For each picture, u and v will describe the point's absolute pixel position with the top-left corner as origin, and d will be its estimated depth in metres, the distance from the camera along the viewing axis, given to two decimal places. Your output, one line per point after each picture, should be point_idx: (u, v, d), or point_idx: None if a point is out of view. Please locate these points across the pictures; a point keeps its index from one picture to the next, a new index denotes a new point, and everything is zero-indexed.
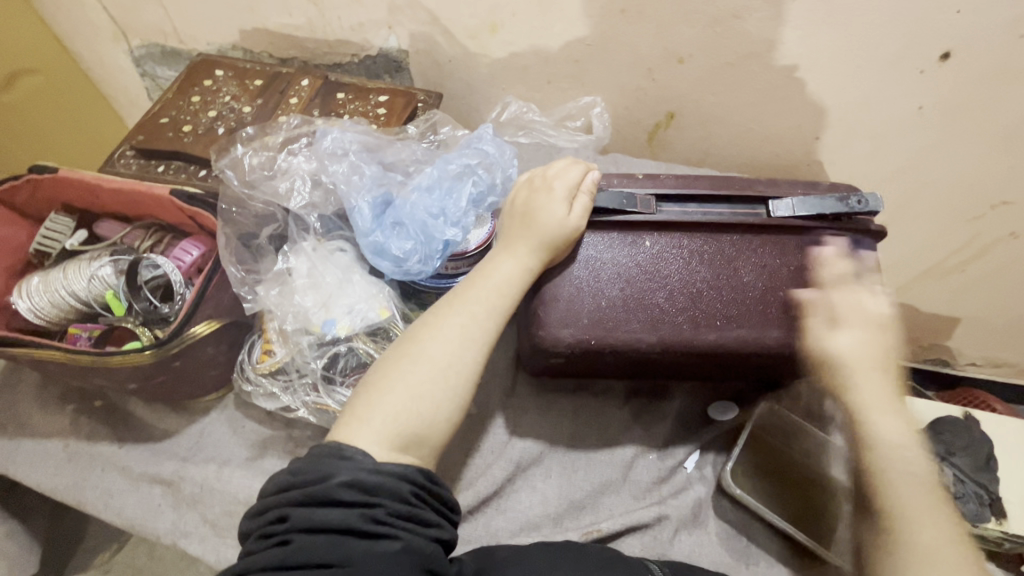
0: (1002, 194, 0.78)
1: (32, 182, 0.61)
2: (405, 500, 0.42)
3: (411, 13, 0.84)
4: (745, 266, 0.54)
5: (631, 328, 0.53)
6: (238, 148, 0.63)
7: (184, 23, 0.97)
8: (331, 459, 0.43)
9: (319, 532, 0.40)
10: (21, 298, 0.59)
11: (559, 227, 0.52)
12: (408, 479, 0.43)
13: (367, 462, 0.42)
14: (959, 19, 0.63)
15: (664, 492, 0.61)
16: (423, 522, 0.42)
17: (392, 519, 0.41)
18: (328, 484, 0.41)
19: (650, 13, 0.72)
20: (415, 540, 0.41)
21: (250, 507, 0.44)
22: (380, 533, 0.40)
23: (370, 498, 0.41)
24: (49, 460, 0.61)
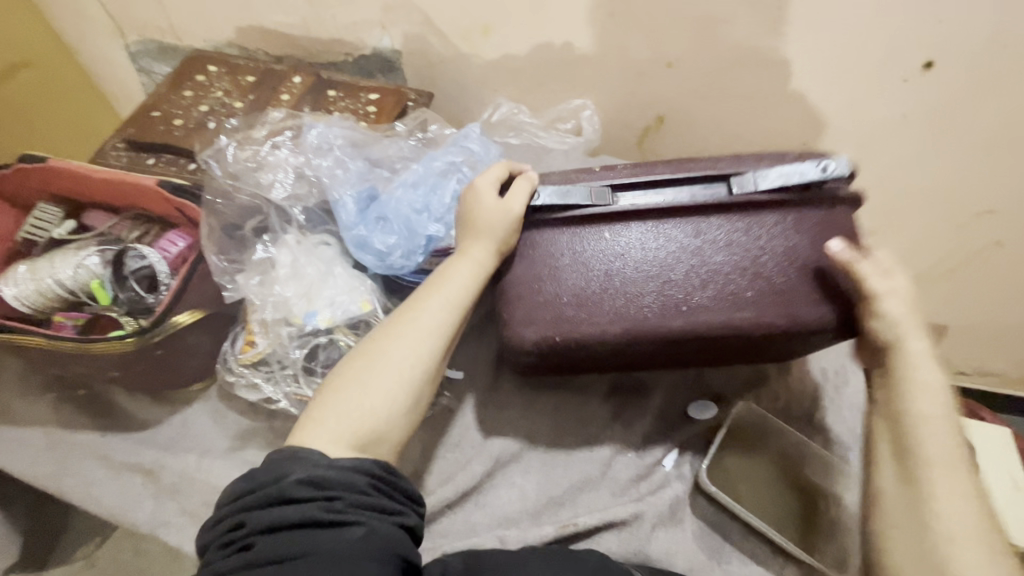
0: (987, 202, 0.79)
1: (21, 170, 0.61)
2: (361, 491, 0.43)
3: (405, 14, 0.85)
4: (714, 249, 0.53)
5: (597, 322, 0.52)
6: (224, 141, 0.64)
7: (182, 19, 0.99)
8: (284, 460, 0.44)
9: (278, 531, 0.40)
10: (7, 285, 0.59)
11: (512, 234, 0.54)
12: (363, 470, 0.44)
13: (321, 458, 0.43)
14: (940, 28, 0.65)
15: (642, 490, 0.61)
16: (384, 509, 0.43)
17: (352, 508, 0.42)
18: (283, 483, 0.42)
19: (638, 17, 0.73)
20: (378, 524, 0.42)
21: (205, 523, 0.44)
22: (339, 521, 0.40)
23: (326, 491, 0.42)
24: (31, 447, 0.61)
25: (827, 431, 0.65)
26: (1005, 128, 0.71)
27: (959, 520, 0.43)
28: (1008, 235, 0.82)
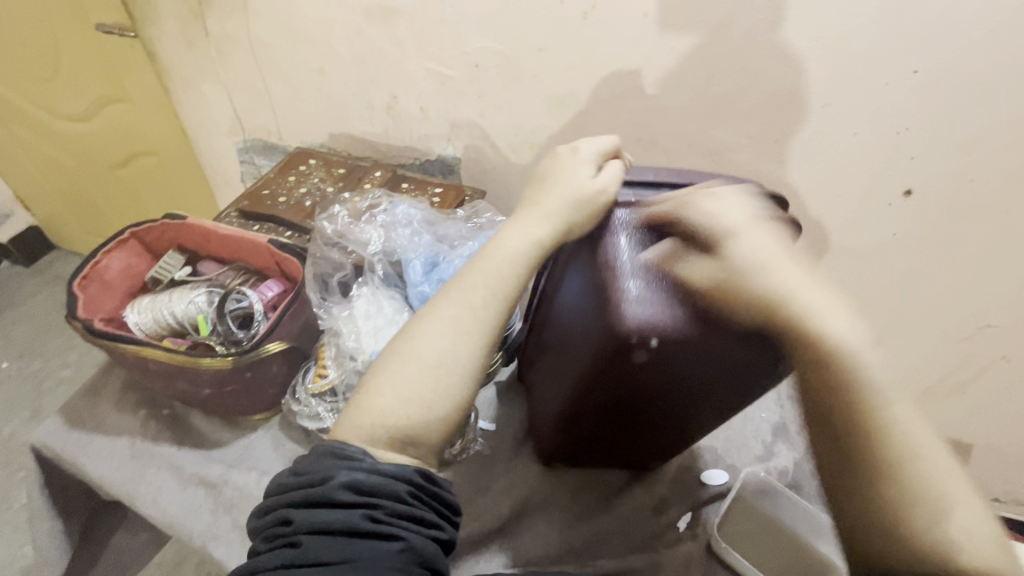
0: (990, 317, 0.87)
1: (165, 225, 0.78)
2: (401, 500, 0.43)
3: (469, 130, 1.05)
4: (561, 322, 0.57)
5: (548, 422, 0.64)
6: (334, 209, 0.81)
7: (288, 126, 1.23)
8: (331, 460, 0.44)
9: (321, 531, 0.40)
10: (132, 313, 0.72)
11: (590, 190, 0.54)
12: (405, 479, 0.44)
13: (366, 464, 0.43)
14: (913, 163, 0.78)
15: (658, 546, 0.65)
16: (422, 522, 0.44)
17: (392, 517, 0.42)
18: (328, 485, 0.42)
19: (660, 141, 0.91)
20: (416, 539, 0.42)
21: (254, 511, 0.45)
22: (380, 531, 0.41)
23: (370, 499, 0.42)
24: (114, 455, 0.70)
25: None
26: (987, 250, 0.81)
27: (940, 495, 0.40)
28: (1013, 350, 0.89)
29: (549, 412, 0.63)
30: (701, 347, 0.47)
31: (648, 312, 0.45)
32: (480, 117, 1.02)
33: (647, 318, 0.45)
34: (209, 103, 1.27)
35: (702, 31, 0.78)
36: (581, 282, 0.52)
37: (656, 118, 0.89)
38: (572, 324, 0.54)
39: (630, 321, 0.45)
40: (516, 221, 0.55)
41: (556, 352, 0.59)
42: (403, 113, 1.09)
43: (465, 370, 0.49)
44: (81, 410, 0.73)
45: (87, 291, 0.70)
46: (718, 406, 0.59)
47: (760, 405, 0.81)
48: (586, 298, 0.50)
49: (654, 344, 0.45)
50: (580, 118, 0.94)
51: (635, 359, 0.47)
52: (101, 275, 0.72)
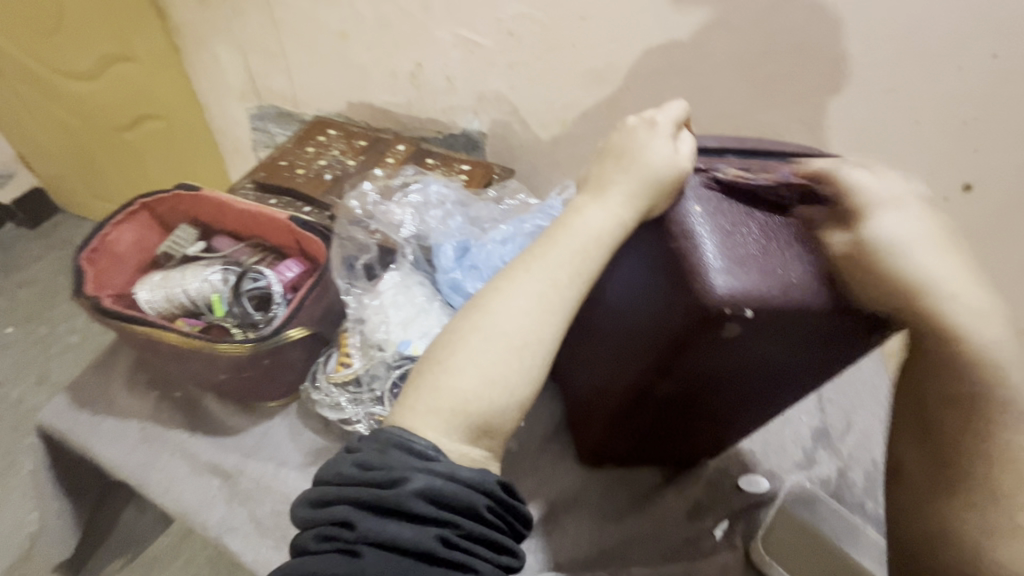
0: None
1: (177, 195, 0.73)
2: (479, 517, 0.39)
3: (497, 104, 0.99)
4: (616, 315, 0.51)
5: (598, 414, 0.59)
6: (365, 185, 0.76)
7: (303, 92, 1.16)
8: (408, 458, 0.39)
9: (389, 546, 0.36)
10: (143, 290, 0.68)
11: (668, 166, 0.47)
12: (486, 492, 0.39)
13: (444, 468, 0.39)
14: None
15: (693, 554, 0.62)
16: (496, 545, 0.39)
17: (466, 542, 0.38)
18: (401, 492, 0.37)
19: (702, 123, 0.85)
20: (488, 569, 0.38)
21: (307, 493, 0.41)
22: (453, 556, 0.37)
23: (445, 515, 0.37)
24: (124, 438, 0.66)
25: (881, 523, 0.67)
26: None
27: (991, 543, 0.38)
28: None
29: (600, 404, 0.58)
30: (792, 323, 0.42)
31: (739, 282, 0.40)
32: (509, 89, 0.96)
33: (739, 288, 0.40)
34: (221, 65, 1.20)
35: (763, 2, 0.71)
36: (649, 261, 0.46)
37: (704, 97, 0.82)
38: (633, 312, 0.49)
39: (718, 292, 0.40)
40: (606, 195, 0.48)
41: (608, 349, 0.53)
42: (427, 82, 1.02)
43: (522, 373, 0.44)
44: (89, 389, 0.70)
45: (95, 266, 0.66)
46: (768, 404, 0.56)
47: (802, 408, 0.77)
48: (652, 278, 0.45)
49: (748, 316, 0.40)
50: (618, 96, 0.87)
51: (722, 336, 0.42)
52: (110, 249, 0.68)
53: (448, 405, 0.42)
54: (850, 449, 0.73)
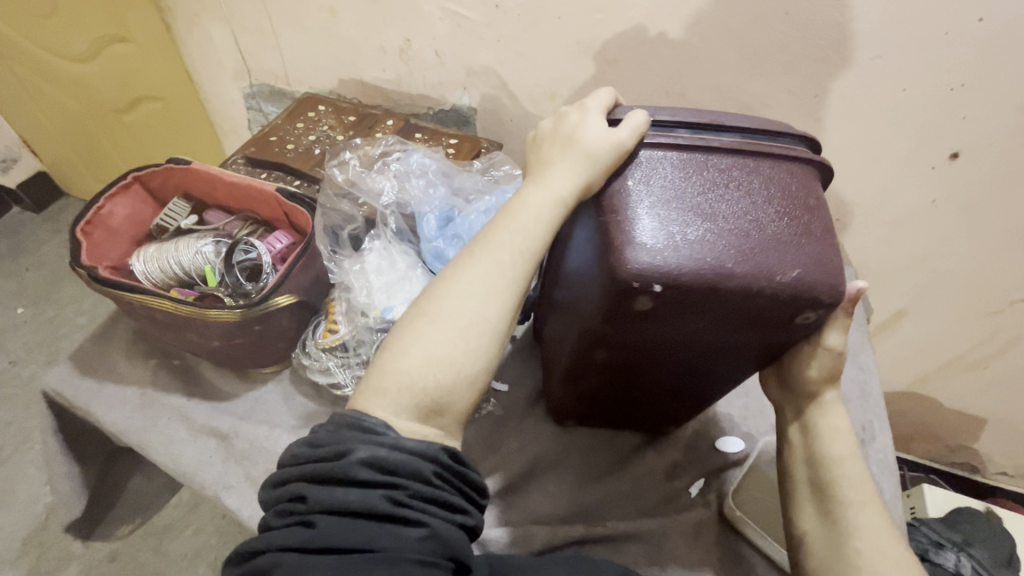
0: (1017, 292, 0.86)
1: (168, 169, 0.74)
2: (425, 481, 0.42)
3: (486, 78, 0.99)
4: (569, 282, 0.54)
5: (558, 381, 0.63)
6: (347, 155, 0.78)
7: (295, 69, 1.17)
8: (352, 432, 0.43)
9: (341, 512, 0.40)
10: (138, 261, 0.70)
11: (604, 143, 0.47)
12: (429, 458, 0.43)
13: (387, 439, 0.42)
14: (964, 124, 0.73)
15: (669, 509, 0.65)
16: (446, 504, 0.43)
17: (414, 501, 0.41)
18: (346, 462, 0.41)
19: (689, 95, 0.85)
20: (438, 525, 0.41)
21: (269, 479, 0.45)
22: (401, 514, 0.40)
23: (391, 479, 0.41)
24: (126, 403, 0.69)
25: None
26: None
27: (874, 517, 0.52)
28: None
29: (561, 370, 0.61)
30: (713, 299, 0.43)
31: (654, 256, 0.42)
32: (498, 63, 0.96)
33: (652, 263, 0.42)
34: (215, 44, 1.21)
35: None
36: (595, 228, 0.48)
37: (690, 68, 0.82)
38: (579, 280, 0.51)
39: (631, 265, 0.42)
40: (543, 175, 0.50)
41: (566, 313, 0.56)
42: (416, 57, 1.02)
43: (474, 335, 0.47)
44: (91, 357, 0.73)
45: (91, 237, 0.68)
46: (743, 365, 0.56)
47: None
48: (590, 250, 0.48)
49: (655, 291, 0.43)
50: (607, 69, 0.88)
51: (643, 305, 0.44)
52: (105, 221, 0.70)
53: (421, 365, 0.45)
54: None
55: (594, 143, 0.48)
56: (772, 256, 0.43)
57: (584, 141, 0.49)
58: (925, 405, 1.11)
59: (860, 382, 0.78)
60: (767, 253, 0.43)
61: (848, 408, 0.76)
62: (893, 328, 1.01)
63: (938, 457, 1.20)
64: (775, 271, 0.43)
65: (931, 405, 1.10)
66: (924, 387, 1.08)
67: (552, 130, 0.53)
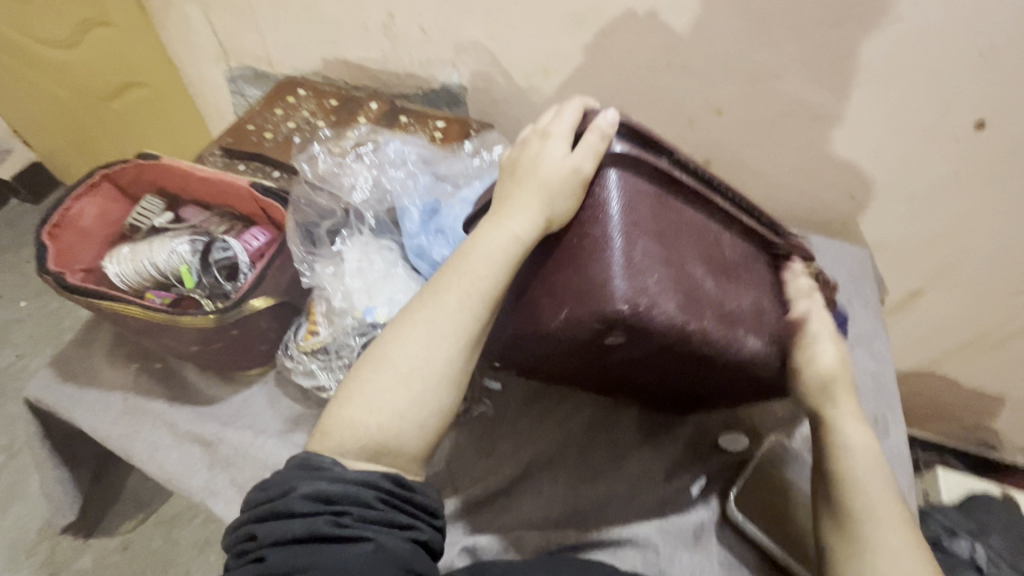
0: None
1: (138, 165, 0.71)
2: (370, 505, 0.42)
3: (475, 55, 0.93)
4: None
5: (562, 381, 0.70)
6: (317, 147, 0.74)
7: (277, 51, 1.11)
8: (295, 472, 0.43)
9: (286, 543, 0.40)
10: (111, 263, 0.67)
11: (560, 172, 0.48)
12: (371, 484, 0.42)
13: (327, 470, 0.43)
14: (992, 90, 0.67)
15: (668, 512, 0.62)
16: (394, 524, 0.42)
17: (361, 522, 0.40)
18: (287, 498, 0.41)
19: (693, 66, 0.79)
20: (387, 541, 0.40)
21: (228, 531, 0.45)
22: (347, 536, 0.40)
23: (333, 506, 0.41)
24: (108, 409, 0.68)
25: None
26: None
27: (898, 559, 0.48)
28: None
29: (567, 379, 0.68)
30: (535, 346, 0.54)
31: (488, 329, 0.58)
32: (487, 37, 0.90)
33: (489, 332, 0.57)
34: (195, 26, 1.16)
35: None
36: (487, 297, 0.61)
37: (693, 37, 0.76)
38: None
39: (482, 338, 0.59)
40: (500, 213, 0.50)
41: None
42: (401, 33, 0.96)
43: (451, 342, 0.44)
44: (72, 362, 0.71)
45: (59, 241, 0.65)
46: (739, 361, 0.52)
47: None
48: None
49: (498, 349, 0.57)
50: (603, 40, 0.82)
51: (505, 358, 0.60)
52: (74, 223, 0.67)
53: (379, 409, 0.45)
54: None
55: (548, 173, 0.49)
56: (542, 302, 0.49)
57: (545, 170, 0.49)
58: (940, 385, 1.07)
59: (872, 372, 0.74)
60: (537, 300, 0.50)
61: (860, 399, 0.72)
62: (909, 309, 0.96)
63: (955, 439, 1.16)
64: (532, 314, 0.50)
65: (948, 386, 1.06)
66: (940, 368, 1.03)
67: (515, 158, 0.53)
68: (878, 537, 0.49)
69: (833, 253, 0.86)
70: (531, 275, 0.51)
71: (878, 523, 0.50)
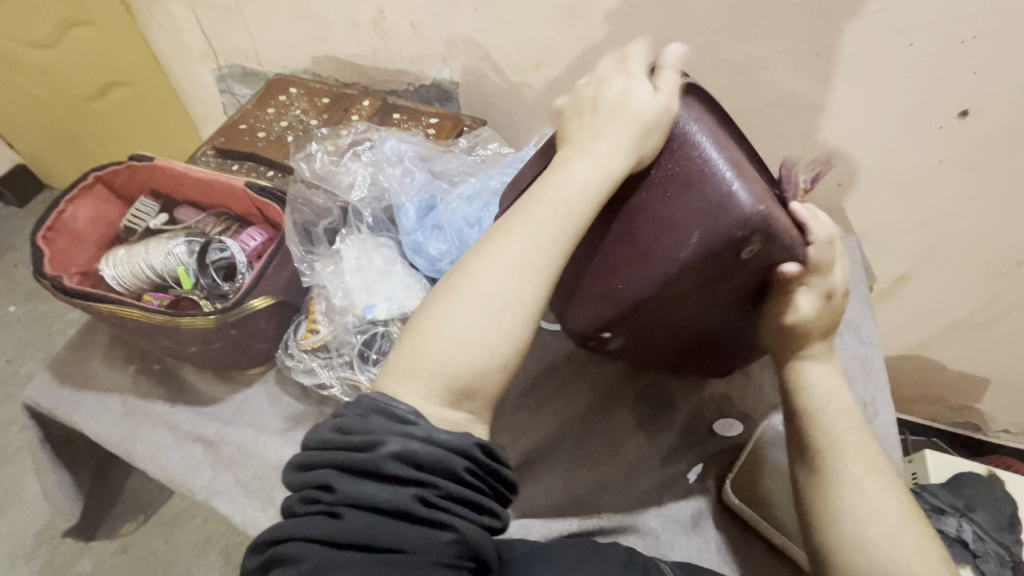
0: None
1: (131, 167, 0.71)
2: (456, 478, 0.41)
3: (466, 50, 0.93)
4: None
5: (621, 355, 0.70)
6: (313, 146, 0.74)
7: (266, 48, 1.10)
8: (387, 423, 0.41)
9: (366, 506, 0.39)
10: (107, 266, 0.67)
11: (650, 109, 0.49)
12: (462, 452, 0.42)
13: (419, 431, 0.41)
14: (975, 79, 0.69)
15: (665, 498, 0.64)
16: (477, 506, 0.42)
17: (446, 500, 0.40)
18: (376, 455, 0.40)
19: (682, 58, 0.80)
20: (469, 530, 0.40)
21: (290, 461, 0.43)
22: (431, 515, 0.39)
23: (422, 475, 0.40)
24: (109, 411, 0.68)
25: None
26: None
27: (876, 506, 0.49)
28: None
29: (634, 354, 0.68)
30: (654, 307, 0.54)
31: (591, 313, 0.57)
32: (477, 32, 0.90)
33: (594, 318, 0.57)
34: (181, 24, 1.15)
35: None
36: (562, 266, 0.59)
37: (682, 30, 0.77)
38: None
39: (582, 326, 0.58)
40: (591, 147, 0.50)
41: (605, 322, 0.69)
42: (391, 29, 0.96)
43: None
44: (71, 365, 0.71)
45: (53, 244, 0.65)
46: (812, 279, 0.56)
47: None
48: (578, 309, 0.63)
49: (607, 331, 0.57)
50: (593, 34, 0.82)
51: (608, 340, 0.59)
52: (68, 226, 0.66)
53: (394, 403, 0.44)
54: None
55: (639, 108, 0.49)
56: (663, 237, 0.50)
57: (635, 106, 0.50)
58: (926, 368, 1.09)
59: (861, 356, 0.76)
60: (653, 243, 0.50)
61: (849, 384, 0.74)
62: (895, 294, 0.98)
63: (940, 420, 1.19)
64: (660, 258, 0.50)
65: (934, 368, 1.09)
66: (926, 351, 1.06)
67: (591, 97, 0.53)
68: (858, 478, 0.51)
69: None
70: (640, 227, 0.51)
71: (861, 478, 0.51)
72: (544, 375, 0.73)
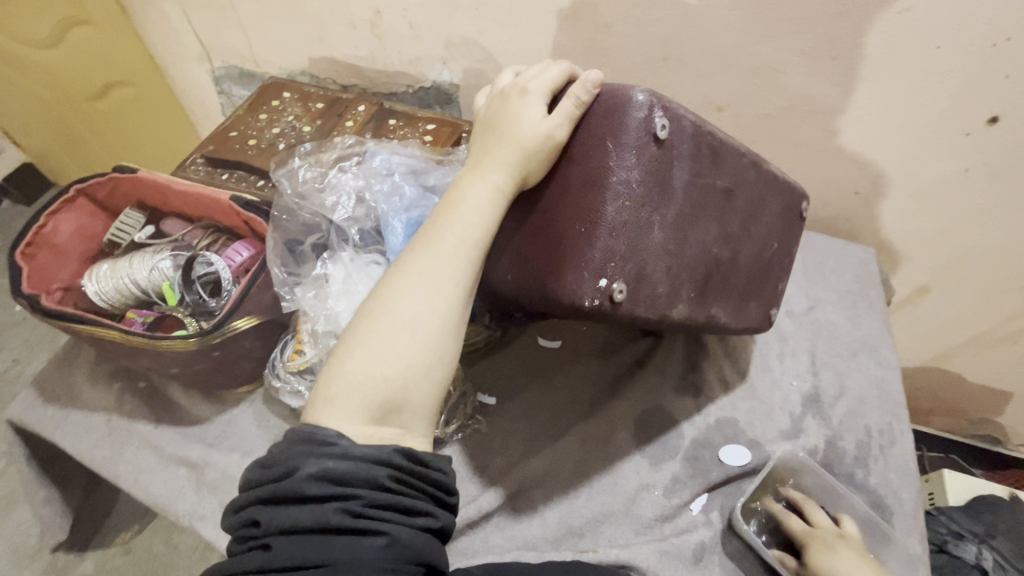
0: None
1: (115, 178, 0.68)
2: (383, 487, 0.39)
3: (466, 51, 0.90)
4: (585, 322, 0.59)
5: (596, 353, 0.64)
6: (297, 162, 0.71)
7: (262, 49, 1.07)
8: (302, 447, 0.40)
9: (294, 531, 0.37)
10: (90, 281, 0.65)
11: (535, 137, 0.47)
12: (384, 462, 0.39)
13: (336, 449, 0.39)
14: (1007, 83, 0.64)
15: (666, 531, 0.61)
16: (410, 510, 0.39)
17: (373, 510, 0.38)
18: (293, 479, 0.38)
19: (691, 61, 0.76)
20: (402, 532, 0.38)
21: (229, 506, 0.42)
22: (360, 526, 0.37)
23: (345, 489, 0.38)
24: (92, 431, 0.66)
25: (870, 492, 0.65)
26: None
27: None
28: None
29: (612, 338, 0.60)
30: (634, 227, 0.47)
31: (588, 271, 0.46)
32: (477, 32, 0.86)
33: (594, 275, 0.46)
34: (177, 25, 1.12)
35: None
36: (507, 260, 0.51)
37: (692, 32, 0.73)
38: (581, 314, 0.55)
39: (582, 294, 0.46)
40: (482, 165, 0.48)
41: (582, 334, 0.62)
42: (388, 30, 0.93)
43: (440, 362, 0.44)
44: (55, 383, 0.70)
45: (34, 261, 0.63)
46: (746, 176, 0.56)
47: (791, 373, 0.72)
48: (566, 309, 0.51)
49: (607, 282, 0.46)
50: (597, 34, 0.78)
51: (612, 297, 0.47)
52: (49, 241, 0.64)
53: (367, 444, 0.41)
54: (842, 416, 0.69)
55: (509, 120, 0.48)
56: (595, 151, 0.46)
57: (522, 131, 0.47)
58: (945, 383, 1.05)
59: (876, 379, 0.72)
60: (581, 167, 0.47)
61: (864, 409, 0.70)
62: (914, 307, 0.94)
63: (960, 435, 1.14)
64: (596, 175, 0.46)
65: (954, 383, 1.04)
66: (946, 365, 1.01)
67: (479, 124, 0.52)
68: None
69: (836, 254, 0.83)
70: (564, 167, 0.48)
71: None
72: (540, 397, 0.69)
